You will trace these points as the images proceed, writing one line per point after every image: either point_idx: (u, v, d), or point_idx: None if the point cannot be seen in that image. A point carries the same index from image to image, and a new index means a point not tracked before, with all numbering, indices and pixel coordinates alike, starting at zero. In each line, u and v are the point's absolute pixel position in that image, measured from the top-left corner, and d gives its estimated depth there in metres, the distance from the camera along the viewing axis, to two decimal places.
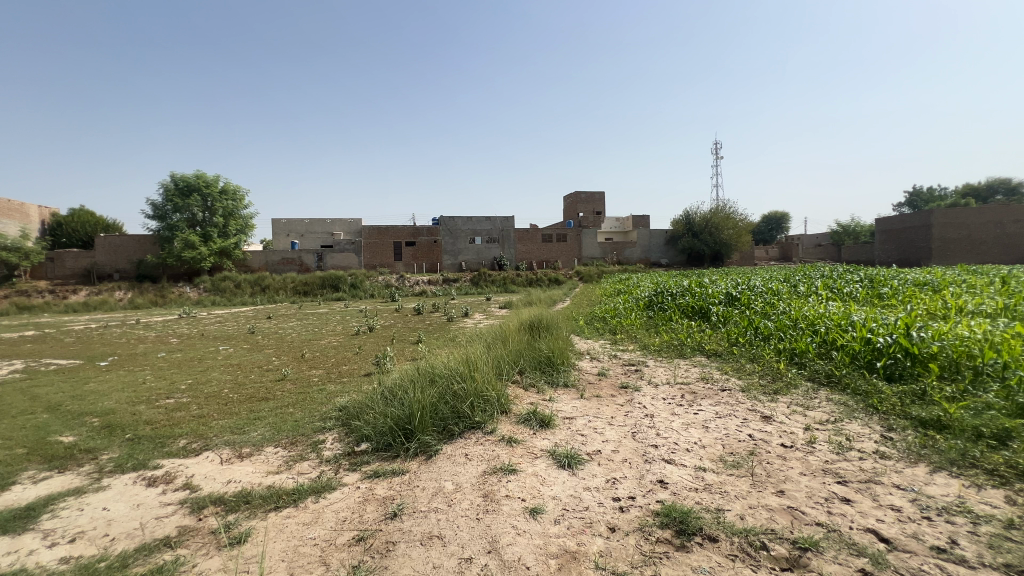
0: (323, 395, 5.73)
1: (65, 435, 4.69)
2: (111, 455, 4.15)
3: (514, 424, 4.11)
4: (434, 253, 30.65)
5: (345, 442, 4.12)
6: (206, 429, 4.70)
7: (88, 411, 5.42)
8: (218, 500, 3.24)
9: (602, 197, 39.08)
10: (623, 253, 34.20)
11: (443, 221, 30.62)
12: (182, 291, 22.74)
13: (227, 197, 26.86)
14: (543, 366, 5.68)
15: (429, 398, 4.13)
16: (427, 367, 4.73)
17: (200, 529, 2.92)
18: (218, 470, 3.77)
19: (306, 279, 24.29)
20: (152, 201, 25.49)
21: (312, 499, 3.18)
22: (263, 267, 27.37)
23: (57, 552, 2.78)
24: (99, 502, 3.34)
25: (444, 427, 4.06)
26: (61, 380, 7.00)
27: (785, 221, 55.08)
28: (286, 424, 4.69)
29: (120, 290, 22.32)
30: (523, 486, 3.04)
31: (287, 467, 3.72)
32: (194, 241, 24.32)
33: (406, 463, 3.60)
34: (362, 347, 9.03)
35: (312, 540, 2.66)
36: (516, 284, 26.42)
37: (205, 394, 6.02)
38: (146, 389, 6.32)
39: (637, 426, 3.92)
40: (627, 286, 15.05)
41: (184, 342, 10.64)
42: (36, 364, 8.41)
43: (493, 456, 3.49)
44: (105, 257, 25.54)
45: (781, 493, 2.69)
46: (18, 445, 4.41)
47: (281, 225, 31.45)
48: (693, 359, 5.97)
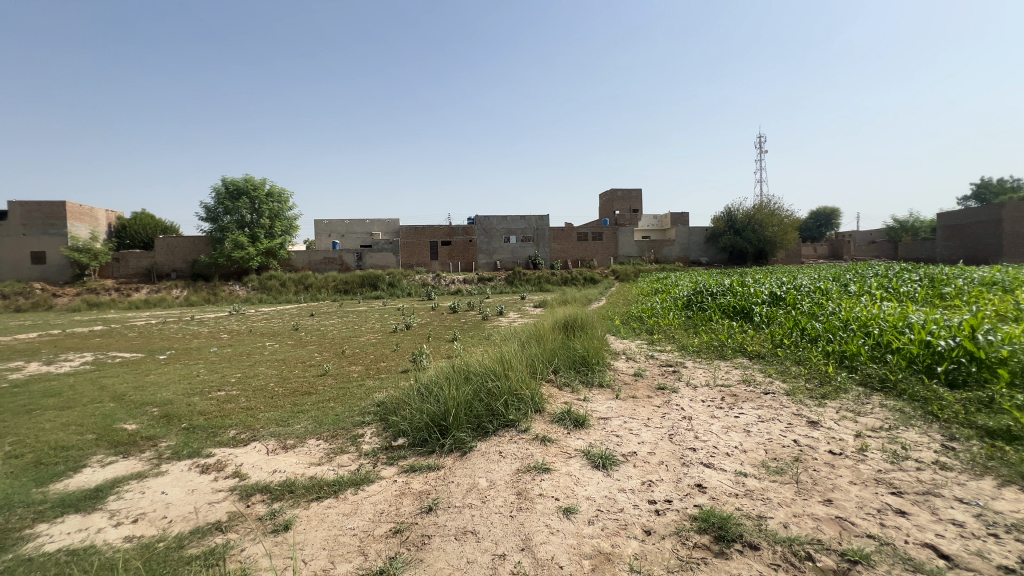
0: (362, 390, 5.92)
1: (129, 422, 5.05)
2: (168, 443, 4.43)
3: (548, 423, 4.10)
4: (469, 252, 30.94)
5: (383, 437, 4.22)
6: (253, 421, 4.94)
7: (149, 400, 5.83)
8: (264, 489, 3.40)
9: (639, 194, 38.35)
10: (661, 252, 33.38)
11: (478, 220, 30.84)
12: (232, 289, 23.94)
13: (273, 199, 28.06)
14: (577, 366, 5.63)
15: (463, 395, 4.18)
16: (461, 364, 4.78)
17: (248, 515, 3.07)
18: (264, 459, 3.96)
19: (346, 278, 25.06)
20: (205, 204, 26.88)
21: (351, 491, 3.28)
22: (307, 266, 28.48)
23: (121, 531, 2.99)
24: (158, 487, 3.57)
25: (479, 424, 4.10)
26: (125, 372, 7.54)
27: (835, 217, 52.19)
28: (327, 418, 4.86)
29: (178, 288, 23.76)
30: (556, 485, 3.03)
31: (328, 459, 3.86)
32: (242, 242, 25.61)
33: (442, 458, 3.67)
34: (399, 345, 9.25)
35: (351, 531, 2.75)
36: (552, 283, 26.39)
37: (252, 387, 6.34)
38: (200, 382, 6.70)
39: (674, 429, 3.83)
40: (665, 285, 14.79)
41: (234, 338, 11.23)
42: (103, 357, 9.07)
43: (526, 454, 3.50)
44: (164, 257, 27.03)
45: (829, 502, 2.56)
46: (88, 431, 4.77)
47: (323, 226, 32.55)
48: (734, 360, 5.79)
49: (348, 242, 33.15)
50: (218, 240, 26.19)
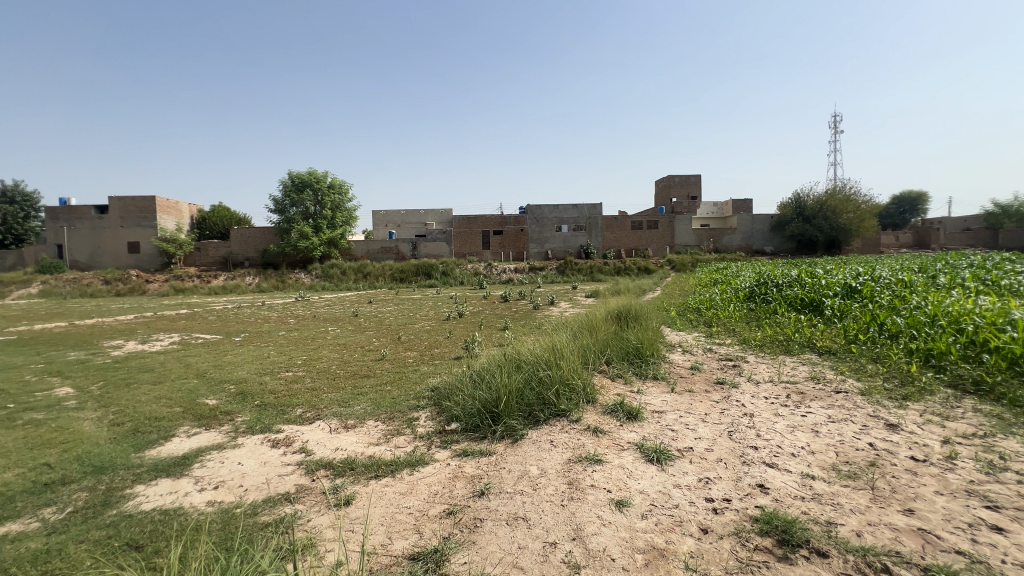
0: (417, 375, 6.13)
1: (210, 398, 5.52)
2: (243, 418, 4.80)
3: (600, 413, 4.06)
4: (521, 242, 30.96)
5: (437, 421, 4.34)
6: (317, 400, 5.25)
7: (226, 378, 6.35)
8: (328, 465, 3.61)
9: (698, 180, 36.68)
10: (721, 240, 31.77)
11: (529, 209, 30.78)
12: (298, 277, 25.44)
13: (334, 191, 29.40)
14: (630, 358, 5.50)
15: (515, 382, 4.21)
16: (513, 353, 4.81)
17: (314, 488, 3.27)
18: (327, 437, 4.21)
19: (402, 267, 25.91)
20: (274, 197, 28.57)
21: (407, 471, 3.41)
22: (365, 255, 29.69)
23: (205, 495, 3.29)
24: (235, 457, 3.88)
25: (530, 413, 4.13)
26: (206, 352, 8.25)
27: (922, 202, 47.44)
28: (384, 401, 5.07)
29: (250, 276, 25.57)
30: (608, 476, 2.99)
31: (385, 440, 4.03)
32: (307, 232, 27.10)
33: (493, 444, 3.73)
34: (453, 332, 9.46)
35: (408, 509, 2.86)
36: (604, 274, 25.96)
37: (316, 369, 6.74)
38: (269, 363, 7.20)
39: (733, 426, 3.67)
40: (725, 275, 14.13)
41: (300, 322, 11.94)
42: (188, 338, 9.95)
43: (578, 444, 3.48)
44: (238, 247, 29.05)
45: (910, 513, 2.36)
46: (175, 404, 5.27)
47: (380, 216, 33.71)
48: (801, 356, 5.44)
49: (403, 232, 34.13)
50: (286, 231, 27.82)
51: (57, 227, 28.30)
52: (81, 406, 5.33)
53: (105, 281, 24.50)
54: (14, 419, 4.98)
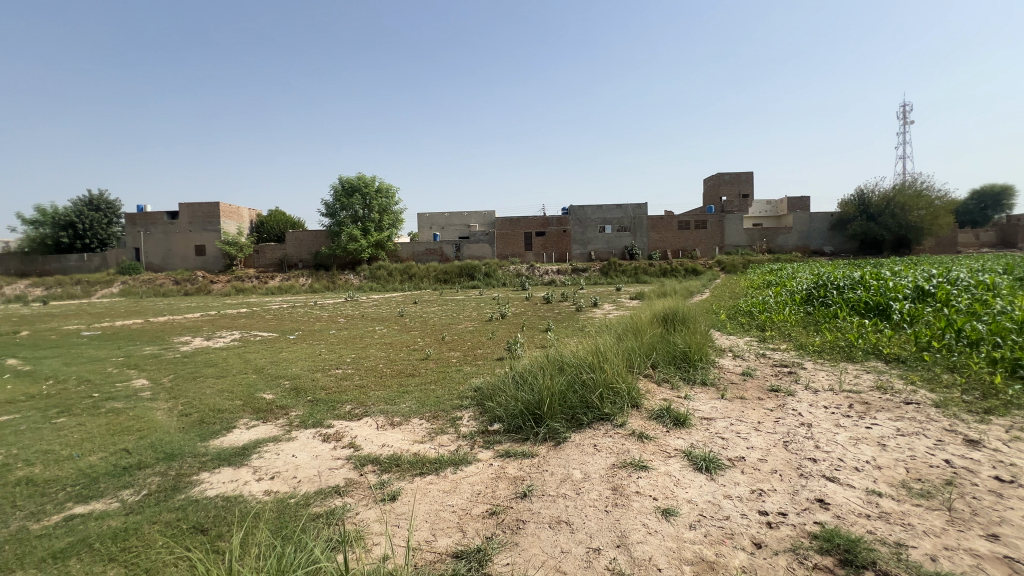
0: (460, 375, 6.22)
1: (267, 392, 5.84)
2: (297, 412, 5.04)
3: (645, 419, 3.97)
4: (564, 243, 30.77)
5: (480, 421, 4.38)
6: (365, 397, 5.44)
7: (282, 374, 6.69)
8: (375, 460, 3.72)
9: (750, 177, 35.16)
10: (776, 241, 30.25)
11: (572, 209, 30.56)
12: (347, 278, 26.44)
13: (381, 195, 30.37)
14: (677, 362, 5.34)
15: (558, 385, 4.18)
16: (556, 355, 4.78)
17: (362, 483, 3.39)
18: (375, 433, 4.34)
19: (446, 268, 26.40)
20: (325, 202, 29.86)
21: (451, 470, 3.46)
22: (411, 257, 30.46)
23: (263, 485, 3.47)
24: (289, 450, 4.08)
25: (573, 416, 4.09)
26: (264, 349, 8.73)
27: (1007, 197, 43.26)
28: (429, 400, 5.18)
29: (304, 277, 26.85)
30: (653, 484, 2.91)
31: (430, 438, 4.11)
32: (356, 235, 28.14)
33: (536, 447, 3.72)
34: (495, 333, 9.55)
35: (451, 508, 2.90)
36: (649, 275, 25.37)
37: (364, 367, 6.99)
38: (321, 360, 7.52)
39: (789, 436, 3.48)
40: (781, 276, 13.43)
41: (349, 322, 12.41)
42: (248, 335, 10.57)
43: (622, 450, 3.41)
44: (293, 249, 30.56)
45: (993, 538, 2.15)
46: (236, 398, 5.61)
47: (425, 219, 34.48)
48: (866, 364, 5.08)
49: (447, 234, 34.73)
50: (337, 234, 29.00)
51: (135, 231, 30.74)
52: (155, 397, 5.77)
53: (176, 281, 26.43)
54: (98, 407, 5.47)
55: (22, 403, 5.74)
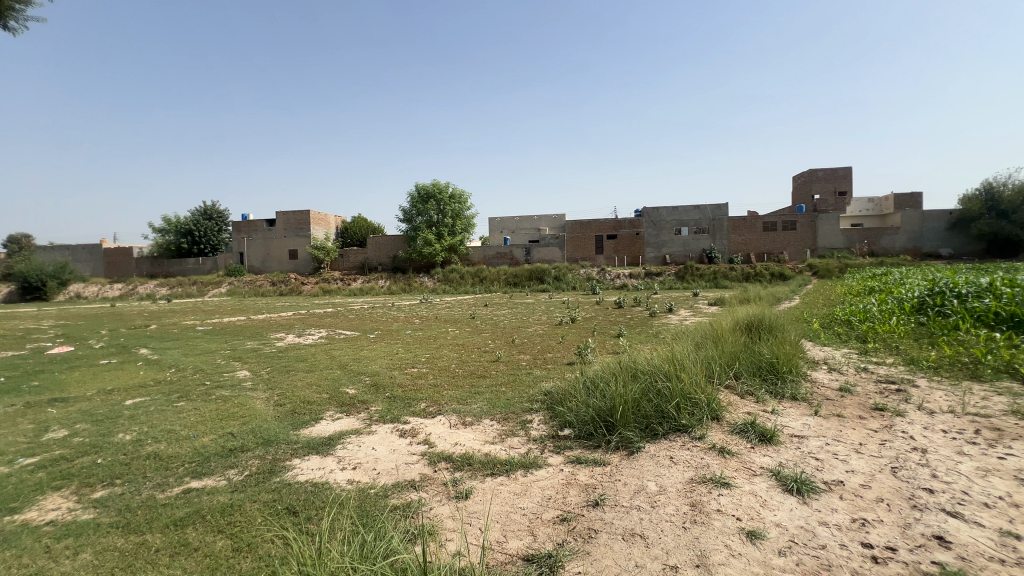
0: (531, 378, 6.24)
1: (350, 387, 6.25)
2: (376, 407, 5.34)
3: (727, 433, 3.73)
4: (636, 246, 29.91)
5: (550, 425, 4.37)
6: (439, 396, 5.64)
7: (363, 371, 7.13)
8: (448, 458, 3.83)
9: (848, 172, 32.05)
10: (879, 242, 27.27)
11: (645, 211, 29.64)
12: (422, 281, 27.65)
13: (455, 201, 31.42)
14: (763, 374, 4.97)
15: (631, 393, 4.06)
16: (629, 361, 4.65)
17: (436, 479, 3.50)
18: (448, 431, 4.48)
19: (516, 272, 26.72)
20: (403, 208, 31.42)
21: (521, 472, 3.48)
22: (482, 260, 31.17)
23: (346, 474, 3.71)
24: (370, 443, 4.32)
25: (647, 425, 3.95)
26: (348, 346, 9.35)
27: None
28: (500, 401, 5.25)
29: (383, 279, 28.45)
30: (737, 503, 2.73)
31: (500, 440, 4.16)
32: (431, 239, 29.35)
33: (608, 455, 3.63)
34: (565, 337, 9.49)
35: (522, 510, 2.91)
36: (729, 280, 23.93)
37: (437, 367, 7.25)
38: (398, 359, 7.92)
39: (898, 461, 3.10)
40: (887, 282, 12.06)
41: (424, 323, 12.95)
42: (333, 333, 11.39)
43: (701, 464, 3.23)
44: (373, 253, 32.51)
45: None
46: (323, 391, 6.07)
47: (496, 223, 35.12)
48: (996, 385, 4.41)
49: (518, 237, 35.09)
50: (413, 239, 30.42)
51: (240, 237, 34.29)
52: (255, 387, 6.39)
53: (273, 283, 29.12)
54: (210, 394, 6.16)
55: (151, 387, 6.62)
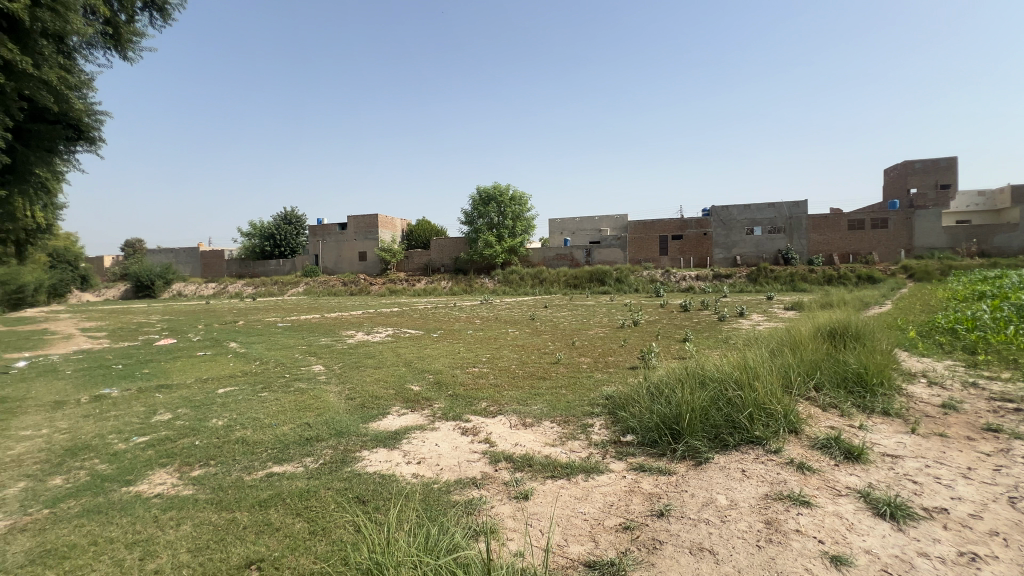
0: (591, 381, 6.15)
1: (415, 384, 6.49)
2: (439, 405, 5.50)
3: (807, 448, 3.47)
4: (704, 247, 28.58)
5: (612, 430, 4.27)
6: (500, 396, 5.70)
7: (427, 369, 7.38)
8: (509, 458, 3.87)
9: (952, 163, 28.73)
10: (991, 241, 24.18)
11: (714, 210, 28.27)
12: (483, 282, 28.15)
13: (515, 203, 31.71)
14: (849, 385, 4.57)
15: (699, 400, 3.88)
16: (696, 367, 4.45)
17: (496, 478, 3.54)
18: (508, 432, 4.52)
19: (576, 273, 26.46)
20: (465, 210, 32.16)
21: (583, 477, 3.43)
22: (542, 262, 31.18)
23: (411, 468, 3.85)
24: (433, 439, 4.46)
25: (717, 435, 3.76)
26: (412, 345, 9.70)
27: None
28: (560, 404, 5.22)
29: (445, 280, 29.28)
30: (818, 524, 2.53)
31: (561, 442, 4.14)
32: (491, 241, 29.82)
33: (674, 464, 3.49)
34: (627, 340, 9.25)
35: (583, 515, 2.87)
36: (808, 283, 22.21)
37: (498, 367, 7.34)
38: (460, 358, 8.11)
39: (1017, 491, 2.72)
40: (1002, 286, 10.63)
41: (485, 323, 13.16)
42: (399, 332, 11.88)
43: (777, 480, 3.02)
44: (437, 255, 33.53)
45: None
46: (390, 387, 6.34)
47: (556, 224, 34.99)
48: None
49: (578, 239, 34.73)
50: (474, 241, 31.04)
51: (316, 240, 36.71)
52: (328, 382, 6.81)
53: (344, 283, 30.88)
54: (289, 386, 6.65)
55: (239, 377, 7.25)
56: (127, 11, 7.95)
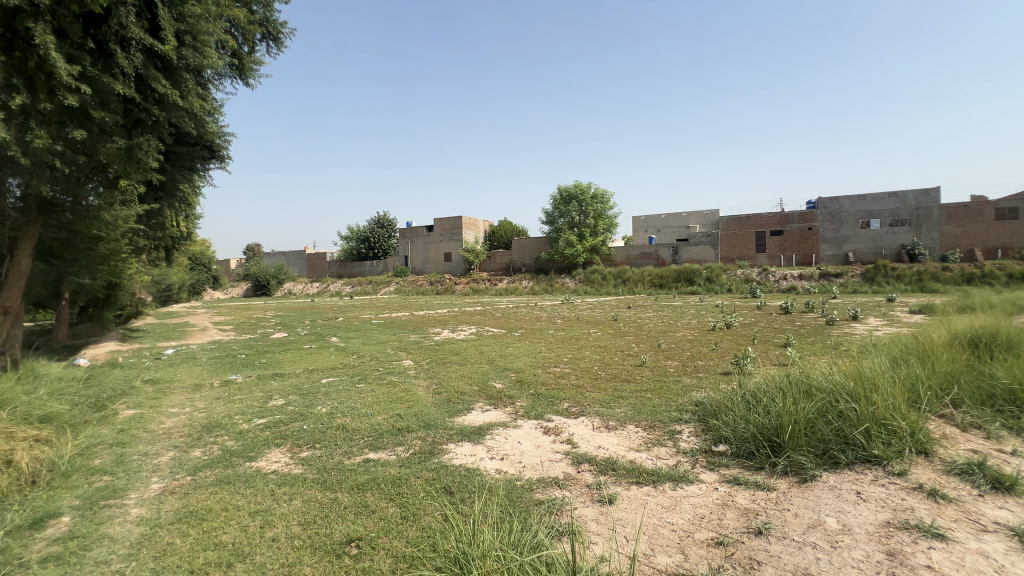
0: (679, 386, 5.86)
1: (498, 382, 6.64)
2: (521, 403, 5.58)
3: (940, 472, 3.02)
4: (808, 243, 25.96)
5: (702, 439, 4.04)
6: (582, 397, 5.64)
7: (510, 367, 7.51)
8: (592, 461, 3.81)
9: None
10: None
11: (820, 202, 25.59)
12: (564, 282, 28.04)
13: (597, 201, 31.21)
14: (997, 404, 3.89)
15: (804, 412, 3.54)
16: (801, 375, 4.07)
17: (579, 480, 3.52)
18: (591, 434, 4.46)
19: (661, 273, 25.40)
20: (546, 210, 32.26)
21: (670, 485, 3.29)
22: (625, 261, 30.31)
23: (495, 464, 3.94)
24: (516, 437, 4.53)
25: (825, 451, 3.40)
26: (495, 343, 9.94)
27: None
28: (645, 408, 5.04)
29: (526, 279, 29.60)
30: (956, 562, 2.18)
31: (646, 448, 3.99)
32: (572, 241, 29.61)
33: (773, 479, 3.22)
34: (719, 344, 8.69)
35: (671, 525, 2.75)
36: (940, 283, 19.30)
37: (579, 368, 7.27)
38: (541, 357, 8.15)
39: None
40: None
41: (566, 323, 13.10)
42: (481, 330, 12.23)
43: (902, 506, 2.67)
44: (518, 255, 33.97)
45: None
46: (475, 384, 6.55)
47: (640, 222, 33.80)
48: None
49: (664, 236, 33.26)
50: (555, 240, 31.02)
51: (405, 242, 38.97)
52: (417, 376, 7.19)
53: (431, 283, 32.40)
54: (383, 379, 7.13)
55: (341, 370, 7.92)
56: (249, 44, 9.02)
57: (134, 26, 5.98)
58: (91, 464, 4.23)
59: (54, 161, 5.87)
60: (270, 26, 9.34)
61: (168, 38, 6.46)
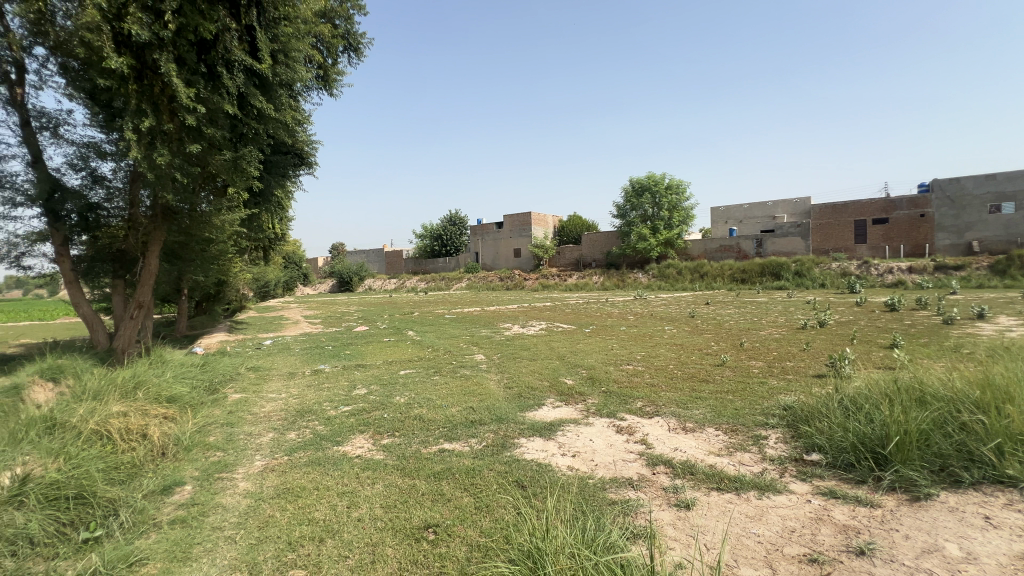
0: (765, 388, 5.46)
1: (569, 378, 6.59)
2: (592, 400, 5.51)
3: None
4: (920, 232, 23.18)
5: (791, 446, 3.74)
6: (656, 396, 5.45)
7: (581, 363, 7.43)
8: (668, 463, 3.67)
9: None
10: None
11: (935, 185, 22.58)
12: (636, 277, 27.24)
13: (671, 192, 29.89)
14: None
15: (916, 421, 3.16)
16: (911, 380, 3.62)
17: (654, 482, 3.40)
18: (666, 435, 4.29)
19: (743, 267, 23.82)
20: (617, 204, 31.45)
21: (755, 494, 3.08)
22: (702, 254, 28.78)
23: (566, 461, 3.92)
24: (588, 434, 4.48)
25: (943, 467, 3.01)
26: (566, 339, 9.88)
27: None
28: (726, 410, 4.76)
29: (597, 275, 29.11)
30: None
31: (728, 453, 3.77)
32: (645, 234, 28.62)
33: (878, 494, 2.91)
34: (811, 343, 7.99)
35: (757, 537, 2.58)
36: None
37: (653, 366, 7.03)
38: (613, 355, 7.98)
39: None
40: None
41: (639, 319, 12.73)
42: (552, 326, 12.22)
43: None
44: (588, 250, 33.47)
45: None
46: (546, 379, 6.56)
47: (720, 213, 31.88)
48: None
49: (747, 227, 31.08)
50: (627, 234, 30.16)
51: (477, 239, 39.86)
52: (489, 370, 7.35)
53: (501, 278, 32.92)
54: (456, 372, 7.34)
55: (417, 362, 8.29)
56: (332, 57, 9.66)
57: (236, 49, 6.66)
58: (207, 441, 4.81)
59: (175, 174, 6.69)
60: (350, 38, 9.93)
61: (265, 58, 7.12)
